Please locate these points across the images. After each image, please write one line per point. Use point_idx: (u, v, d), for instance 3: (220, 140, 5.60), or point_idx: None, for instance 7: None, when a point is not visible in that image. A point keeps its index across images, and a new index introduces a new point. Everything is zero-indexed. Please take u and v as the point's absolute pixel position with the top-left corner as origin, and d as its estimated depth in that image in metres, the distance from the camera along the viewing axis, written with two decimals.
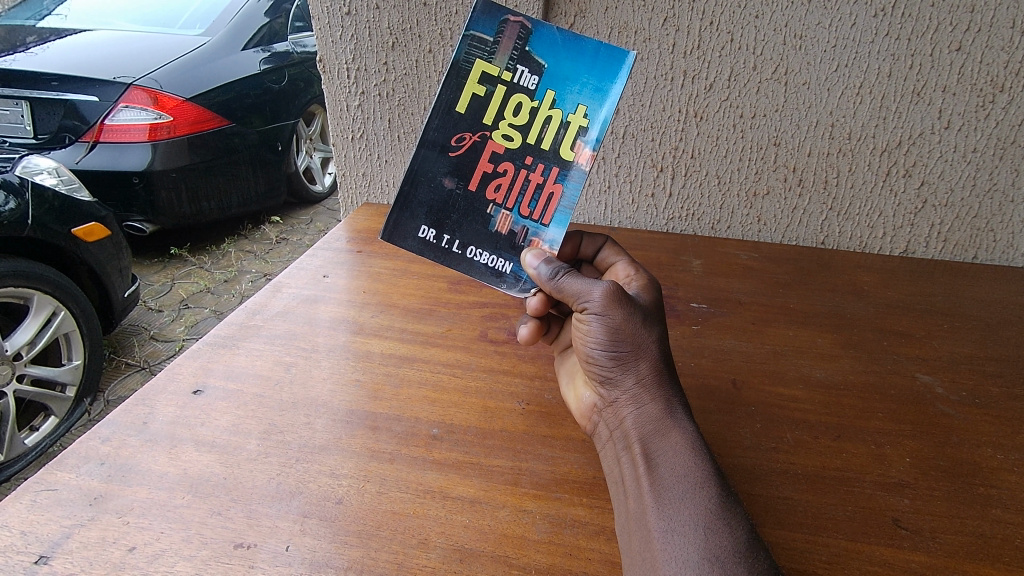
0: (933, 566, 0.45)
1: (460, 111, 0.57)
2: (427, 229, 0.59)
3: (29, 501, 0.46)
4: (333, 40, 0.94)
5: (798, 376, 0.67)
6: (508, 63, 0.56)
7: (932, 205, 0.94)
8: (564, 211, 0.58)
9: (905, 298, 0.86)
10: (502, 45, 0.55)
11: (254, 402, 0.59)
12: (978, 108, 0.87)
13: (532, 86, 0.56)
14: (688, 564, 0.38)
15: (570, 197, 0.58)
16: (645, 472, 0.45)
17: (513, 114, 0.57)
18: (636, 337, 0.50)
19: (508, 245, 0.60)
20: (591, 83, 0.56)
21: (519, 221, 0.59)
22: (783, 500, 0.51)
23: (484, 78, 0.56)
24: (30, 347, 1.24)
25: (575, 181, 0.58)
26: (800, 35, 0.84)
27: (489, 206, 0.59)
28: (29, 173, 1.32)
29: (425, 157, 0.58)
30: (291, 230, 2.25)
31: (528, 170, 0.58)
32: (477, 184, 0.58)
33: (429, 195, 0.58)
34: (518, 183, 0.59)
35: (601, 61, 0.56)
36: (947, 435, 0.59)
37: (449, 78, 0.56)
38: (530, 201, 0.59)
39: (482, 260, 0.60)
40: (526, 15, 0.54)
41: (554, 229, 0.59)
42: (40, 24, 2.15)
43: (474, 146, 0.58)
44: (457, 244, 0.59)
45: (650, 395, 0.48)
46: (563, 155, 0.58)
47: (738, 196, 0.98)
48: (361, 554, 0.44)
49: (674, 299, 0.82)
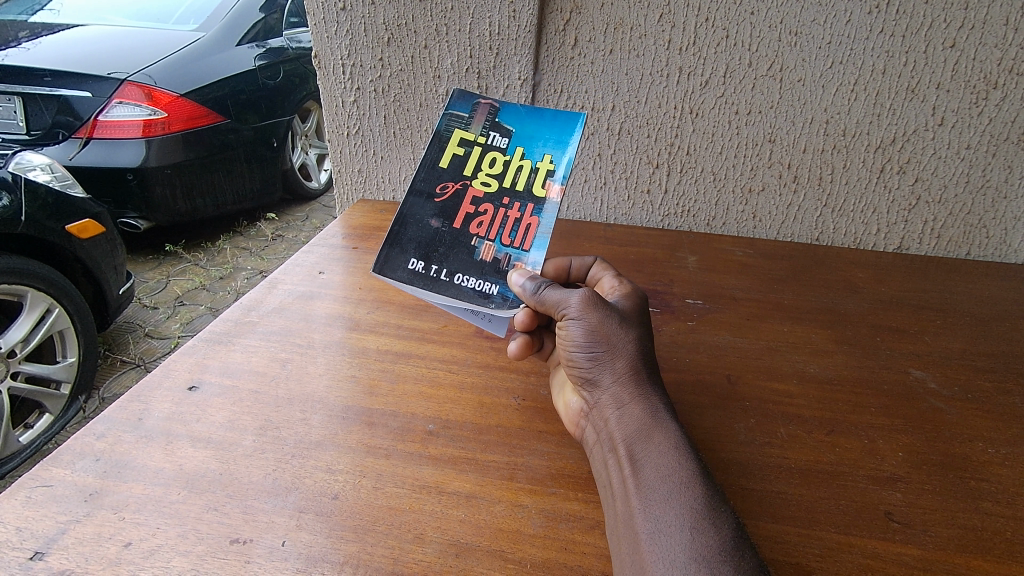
0: (925, 559, 0.45)
1: (442, 165, 0.65)
2: (416, 262, 0.61)
3: (24, 497, 0.46)
4: (328, 36, 0.94)
5: (792, 371, 0.68)
6: (482, 130, 0.67)
7: (926, 201, 0.95)
8: (543, 236, 0.61)
9: (898, 294, 0.86)
10: (476, 118, 0.67)
11: (250, 398, 0.58)
12: (972, 105, 0.87)
13: (504, 145, 0.66)
14: (675, 564, 0.38)
15: (546, 224, 0.61)
16: (630, 474, 0.45)
17: (489, 166, 0.65)
18: (614, 336, 0.51)
19: (493, 270, 0.61)
20: (553, 138, 0.65)
21: (502, 249, 0.61)
22: (777, 495, 0.51)
23: (462, 142, 0.66)
24: (23, 345, 1.24)
25: (549, 212, 0.62)
26: (795, 31, 0.85)
27: (473, 238, 0.62)
28: (22, 169, 1.31)
29: (413, 203, 0.64)
30: (287, 228, 2.32)
31: (506, 208, 0.63)
32: (461, 223, 0.63)
33: (416, 234, 0.63)
34: (498, 219, 0.63)
35: (559, 123, 0.66)
36: (939, 429, 0.60)
37: (432, 142, 0.66)
38: (510, 232, 0.62)
39: (469, 285, 0.60)
40: (494, 98, 0.67)
41: (536, 254, 0.61)
42: (32, 18, 2.13)
43: (457, 193, 0.64)
44: (445, 272, 0.61)
45: (629, 395, 0.49)
46: (536, 194, 0.63)
47: (733, 193, 0.99)
48: (358, 549, 0.44)
49: (670, 295, 0.82)
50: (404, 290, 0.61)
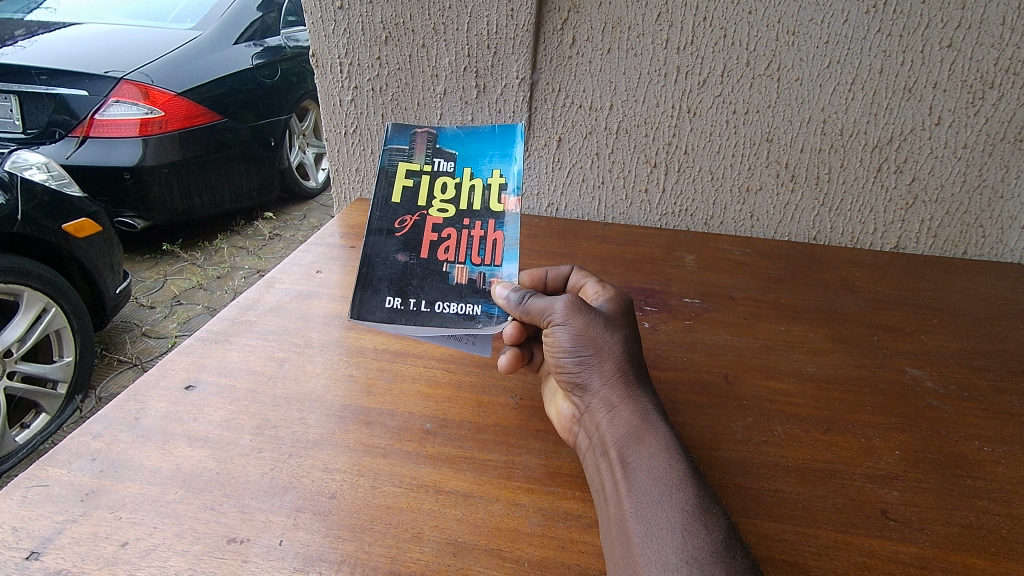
0: (921, 557, 0.46)
1: (396, 201, 0.67)
2: (393, 299, 0.61)
3: (19, 497, 0.46)
4: (325, 34, 0.94)
5: (789, 369, 0.68)
6: (426, 159, 0.71)
7: (922, 200, 0.95)
8: (512, 248, 0.64)
9: (895, 293, 0.86)
10: (418, 150, 0.71)
11: (247, 397, 0.58)
12: (969, 104, 0.87)
13: (451, 170, 0.70)
14: (667, 567, 0.38)
15: (512, 236, 0.64)
16: (622, 478, 0.45)
17: (442, 191, 0.69)
18: (599, 339, 0.52)
19: (471, 291, 0.62)
20: (497, 154, 0.70)
21: (474, 269, 0.63)
22: (774, 493, 0.51)
23: (409, 174, 0.70)
24: (20, 344, 1.23)
25: (511, 223, 0.65)
26: (792, 31, 0.85)
27: (443, 264, 0.64)
28: (18, 168, 1.30)
29: (376, 242, 0.64)
30: (284, 227, 2.33)
31: (468, 229, 0.66)
32: (428, 252, 0.64)
33: (386, 272, 0.63)
34: (463, 241, 0.65)
35: (499, 139, 0.71)
36: (935, 428, 0.60)
37: (381, 179, 0.69)
38: (479, 250, 0.64)
39: (451, 310, 0.60)
40: (431, 128, 0.73)
41: (508, 267, 0.63)
42: (28, 17, 2.12)
43: (416, 224, 0.66)
44: (424, 304, 0.61)
45: (618, 397, 0.49)
46: (493, 210, 0.66)
47: (730, 192, 0.99)
48: (355, 548, 0.44)
49: (668, 294, 0.82)
50: (385, 330, 0.59)
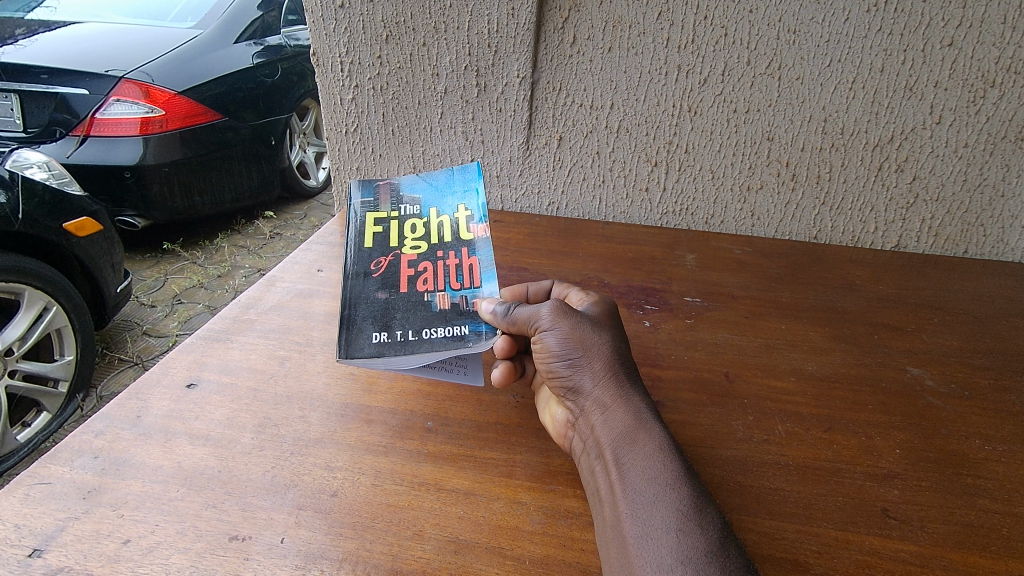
0: (922, 555, 0.46)
1: (369, 247, 0.69)
2: (378, 333, 0.58)
3: (22, 494, 0.46)
4: (327, 33, 0.94)
5: (790, 368, 0.68)
6: (392, 207, 0.74)
7: (923, 200, 0.95)
8: (489, 269, 0.65)
9: (896, 292, 0.86)
10: (383, 200, 0.75)
11: (248, 396, 0.58)
12: (969, 103, 0.87)
13: (417, 212, 0.73)
14: (662, 567, 0.38)
15: (487, 258, 0.66)
16: (617, 479, 0.44)
17: (411, 231, 0.71)
18: (589, 339, 0.52)
19: (456, 314, 0.61)
20: (459, 192, 0.74)
21: (456, 294, 0.63)
22: (775, 492, 0.51)
23: (378, 222, 0.72)
24: (21, 342, 1.23)
25: (483, 247, 0.67)
26: (793, 29, 0.84)
27: (425, 294, 0.63)
28: (19, 167, 1.30)
29: (355, 286, 0.64)
30: (285, 226, 2.34)
31: (443, 259, 0.67)
32: (407, 286, 0.64)
33: (369, 310, 0.61)
34: (440, 270, 0.66)
35: (460, 178, 0.76)
36: (935, 427, 0.60)
37: (351, 229, 0.71)
38: (458, 277, 0.65)
39: (439, 334, 0.58)
40: (391, 179, 0.77)
41: (487, 286, 0.63)
42: (29, 15, 2.12)
43: (391, 263, 0.67)
44: (411, 333, 0.59)
45: (611, 397, 0.49)
46: (464, 240, 0.68)
47: (731, 191, 0.99)
48: (356, 546, 0.44)
49: (668, 293, 0.82)
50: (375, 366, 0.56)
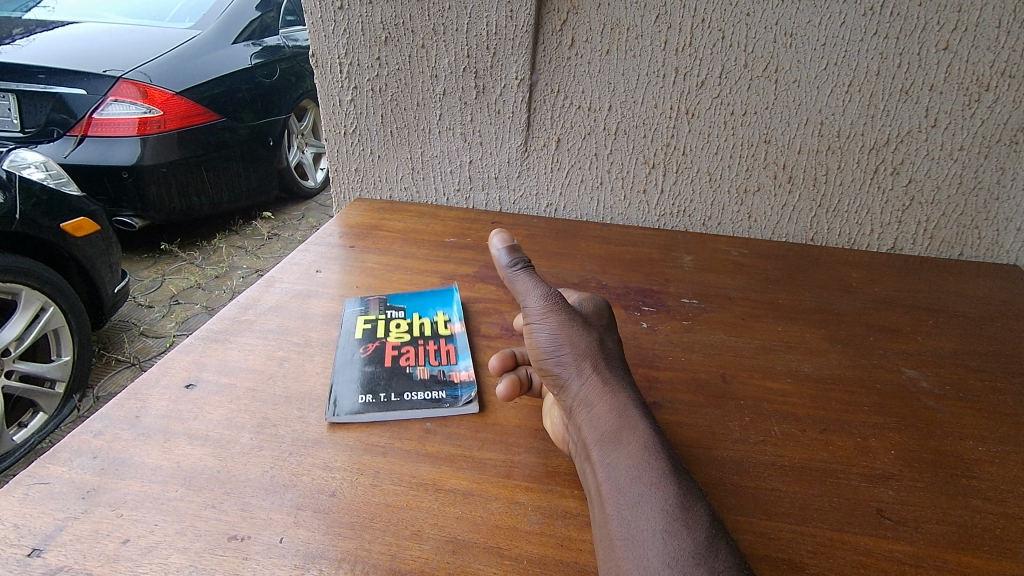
0: (916, 555, 0.46)
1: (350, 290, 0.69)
2: (363, 396, 0.59)
3: (21, 494, 0.46)
4: (325, 34, 0.94)
5: (786, 370, 0.68)
6: None
7: (919, 202, 0.96)
8: (466, 352, 0.67)
9: (891, 294, 0.87)
10: None
11: (247, 396, 0.59)
12: (964, 107, 0.87)
13: None
14: (648, 569, 0.39)
15: (465, 347, 0.68)
16: (603, 479, 0.45)
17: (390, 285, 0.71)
18: (576, 338, 0.52)
19: (432, 380, 0.62)
20: None
21: (435, 368, 0.64)
22: (771, 492, 0.51)
23: None
24: (18, 343, 1.23)
25: (462, 341, 0.69)
26: (790, 33, 0.85)
27: (406, 366, 0.64)
28: (16, 167, 1.29)
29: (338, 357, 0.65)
30: (283, 226, 2.34)
31: (424, 343, 0.69)
32: (390, 362, 0.65)
33: (352, 378, 0.61)
34: (422, 352, 0.67)
35: None
36: (930, 428, 0.60)
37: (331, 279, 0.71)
38: (436, 356, 0.66)
39: (420, 397, 0.60)
40: None
41: (464, 363, 0.65)
42: (26, 15, 2.12)
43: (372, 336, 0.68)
44: (393, 394, 0.60)
45: (598, 397, 0.50)
46: (443, 333, 0.70)
47: (728, 193, 1.00)
48: (355, 546, 0.44)
49: (666, 294, 0.83)
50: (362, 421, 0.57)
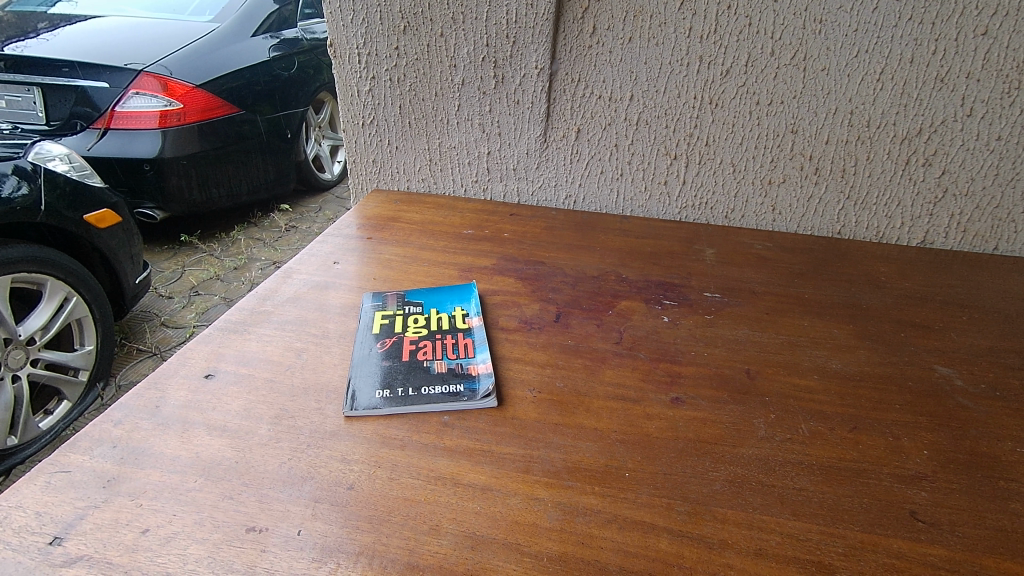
0: (953, 560, 0.44)
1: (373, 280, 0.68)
2: (381, 390, 0.59)
3: (43, 482, 0.46)
4: (344, 24, 0.94)
5: (813, 366, 0.66)
6: None
7: (952, 194, 0.92)
8: (484, 345, 0.66)
9: (922, 289, 0.84)
10: None
11: (265, 387, 0.58)
12: (1003, 94, 0.83)
13: None
14: None
15: (483, 339, 0.67)
16: None
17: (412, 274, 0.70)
18: None
19: (451, 373, 0.62)
20: None
21: (453, 362, 0.63)
22: (799, 492, 0.50)
23: None
24: (43, 332, 1.25)
25: (480, 334, 0.68)
26: (820, 19, 0.82)
27: (424, 360, 0.63)
28: (41, 159, 1.31)
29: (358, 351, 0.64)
30: (300, 219, 2.36)
31: (442, 337, 0.68)
32: (408, 356, 0.64)
33: (371, 375, 0.61)
34: (440, 346, 0.66)
35: None
36: (965, 428, 0.58)
37: None
38: (455, 350, 0.65)
39: (436, 391, 0.59)
40: None
41: (482, 355, 0.64)
42: (51, 10, 2.15)
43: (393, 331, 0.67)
44: (411, 389, 0.59)
45: None
46: (460, 326, 0.70)
47: (752, 185, 0.97)
48: (372, 540, 0.44)
49: (688, 288, 0.81)
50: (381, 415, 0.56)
